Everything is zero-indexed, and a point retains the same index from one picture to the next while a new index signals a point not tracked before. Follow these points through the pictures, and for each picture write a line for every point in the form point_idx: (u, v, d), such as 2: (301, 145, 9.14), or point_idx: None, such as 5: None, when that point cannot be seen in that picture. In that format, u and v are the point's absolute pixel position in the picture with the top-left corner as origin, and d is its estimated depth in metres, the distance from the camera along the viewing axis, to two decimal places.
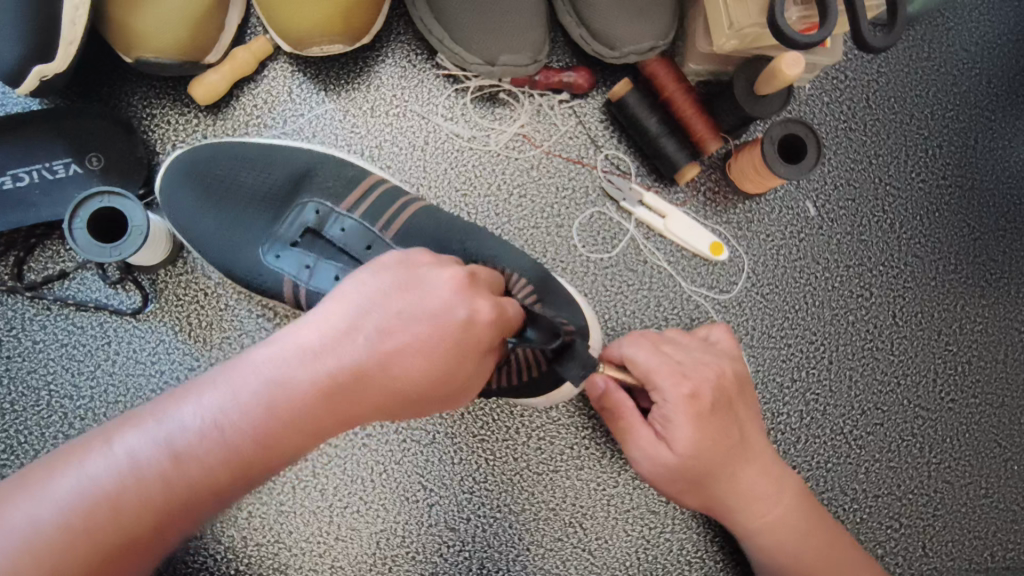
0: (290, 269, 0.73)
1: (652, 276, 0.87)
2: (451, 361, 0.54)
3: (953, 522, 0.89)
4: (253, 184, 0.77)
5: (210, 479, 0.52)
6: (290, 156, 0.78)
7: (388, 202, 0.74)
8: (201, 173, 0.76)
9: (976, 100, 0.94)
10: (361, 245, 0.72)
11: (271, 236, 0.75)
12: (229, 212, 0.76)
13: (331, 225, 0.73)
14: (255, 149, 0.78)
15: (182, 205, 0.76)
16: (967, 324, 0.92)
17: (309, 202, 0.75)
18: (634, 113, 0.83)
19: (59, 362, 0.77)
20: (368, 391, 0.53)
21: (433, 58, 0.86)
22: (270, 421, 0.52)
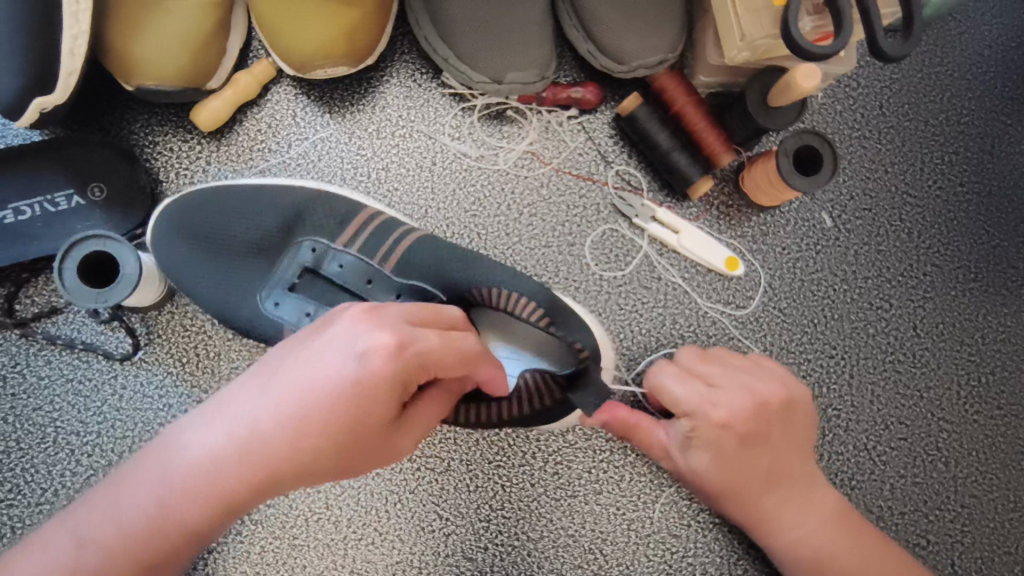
0: (290, 317, 0.72)
1: (666, 293, 0.86)
2: (347, 412, 0.52)
3: (982, 538, 0.87)
4: (245, 230, 0.74)
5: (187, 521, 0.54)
6: (281, 195, 0.75)
7: (387, 232, 0.73)
8: (193, 227, 0.74)
9: (991, 105, 0.92)
10: (360, 279, 0.72)
11: (268, 281, 0.73)
12: (223, 263, 0.74)
13: (328, 263, 0.73)
14: (244, 194, 0.76)
15: (175, 262, 0.73)
16: (990, 334, 0.90)
17: (302, 242, 0.74)
18: (645, 128, 0.82)
19: (65, 398, 0.76)
20: (300, 431, 0.52)
21: (438, 77, 0.84)
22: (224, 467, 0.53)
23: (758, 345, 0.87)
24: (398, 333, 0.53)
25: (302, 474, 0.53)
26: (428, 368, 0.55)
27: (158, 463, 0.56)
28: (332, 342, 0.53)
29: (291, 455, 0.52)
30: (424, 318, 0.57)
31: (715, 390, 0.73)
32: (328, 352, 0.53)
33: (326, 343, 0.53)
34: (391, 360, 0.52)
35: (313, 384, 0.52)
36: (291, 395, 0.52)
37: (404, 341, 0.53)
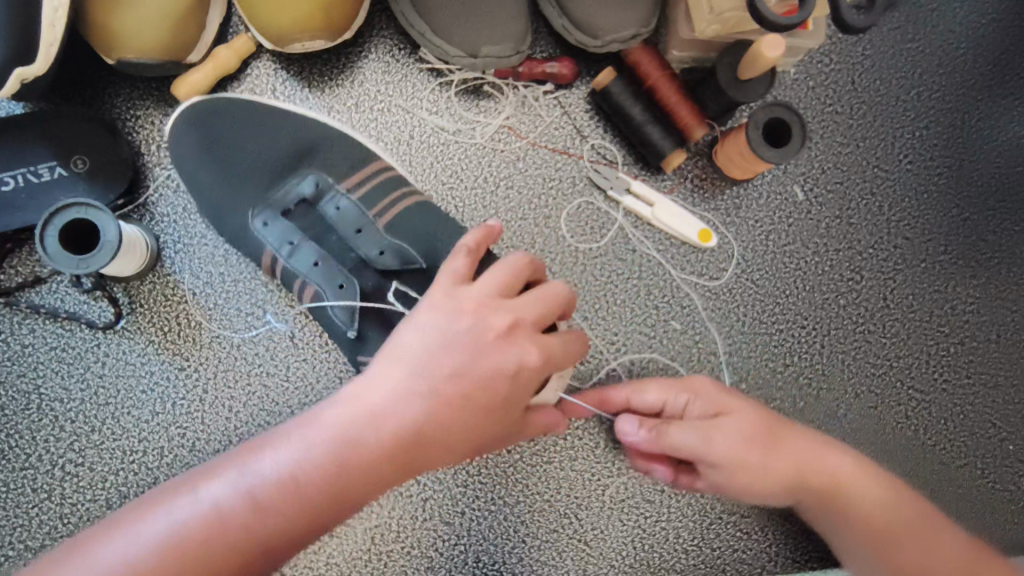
0: (273, 240, 0.75)
1: (641, 265, 0.87)
2: (475, 410, 0.58)
3: (950, 504, 0.89)
4: (258, 150, 0.78)
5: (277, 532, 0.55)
6: (301, 127, 0.79)
7: (386, 191, 0.77)
8: (209, 129, 0.78)
9: (962, 81, 0.94)
10: (352, 228, 0.75)
11: (268, 199, 0.77)
12: (227, 170, 0.78)
13: (326, 203, 0.76)
14: (268, 114, 0.80)
15: (181, 152, 0.78)
16: (960, 305, 0.91)
17: (308, 175, 0.77)
18: (618, 102, 0.83)
19: (50, 365, 0.78)
20: (432, 403, 0.57)
21: (416, 53, 0.86)
22: (308, 482, 0.55)
23: (730, 315, 0.88)
24: (506, 312, 0.59)
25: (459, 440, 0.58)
26: (533, 328, 0.60)
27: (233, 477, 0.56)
28: (452, 334, 0.58)
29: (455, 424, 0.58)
30: (506, 286, 0.61)
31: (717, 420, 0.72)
32: (445, 342, 0.58)
33: (445, 331, 0.58)
34: (529, 339, 0.59)
35: (443, 356, 0.58)
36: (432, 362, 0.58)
37: (494, 315, 0.59)
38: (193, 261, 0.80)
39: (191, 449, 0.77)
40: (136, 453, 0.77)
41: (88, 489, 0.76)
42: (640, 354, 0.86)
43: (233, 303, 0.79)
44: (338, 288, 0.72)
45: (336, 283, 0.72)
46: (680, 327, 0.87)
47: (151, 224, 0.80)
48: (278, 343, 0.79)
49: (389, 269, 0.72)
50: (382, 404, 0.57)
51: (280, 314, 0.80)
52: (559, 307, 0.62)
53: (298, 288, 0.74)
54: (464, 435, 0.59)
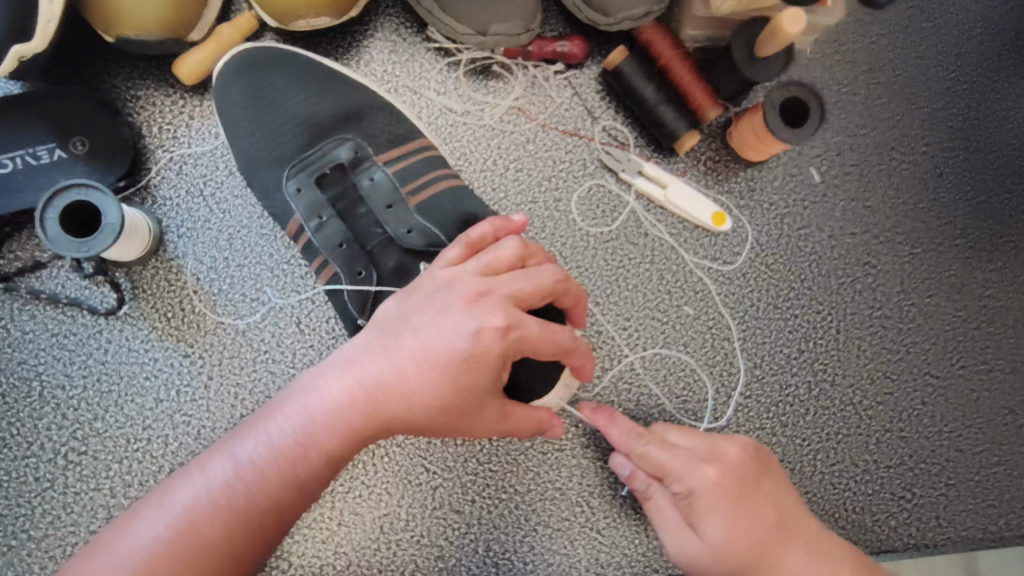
0: (301, 206, 0.73)
1: (653, 249, 0.85)
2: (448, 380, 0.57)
3: (967, 491, 0.88)
4: (299, 107, 0.76)
5: (265, 493, 0.58)
6: (345, 89, 0.77)
7: (421, 168, 0.75)
8: (255, 78, 0.76)
9: (981, 61, 0.92)
10: (382, 202, 0.73)
11: (302, 159, 0.75)
12: (266, 123, 0.76)
13: (362, 172, 0.75)
14: (315, 71, 0.77)
15: (222, 97, 0.76)
16: (977, 290, 0.90)
17: (348, 140, 0.76)
18: (630, 82, 0.81)
19: (51, 351, 0.76)
20: (393, 362, 0.58)
21: (423, 32, 0.84)
22: (289, 444, 0.59)
23: (744, 301, 0.87)
24: (478, 282, 0.59)
25: (436, 410, 0.58)
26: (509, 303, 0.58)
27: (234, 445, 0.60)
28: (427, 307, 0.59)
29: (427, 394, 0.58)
30: (491, 264, 0.60)
31: (699, 526, 0.67)
32: (414, 309, 0.59)
33: (416, 300, 0.60)
34: (495, 308, 0.57)
35: (407, 321, 0.59)
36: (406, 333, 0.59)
37: (467, 287, 0.58)
38: (197, 245, 0.78)
39: (196, 437, 0.76)
40: (140, 442, 0.75)
41: (92, 478, 0.75)
42: (653, 340, 0.85)
43: (239, 288, 0.78)
44: (355, 273, 0.71)
45: (355, 267, 0.71)
46: (693, 313, 0.86)
47: (153, 208, 0.78)
48: (284, 330, 0.78)
49: (414, 249, 0.71)
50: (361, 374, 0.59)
51: (285, 299, 0.78)
52: (540, 283, 0.59)
53: (318, 262, 0.73)
54: (442, 407, 0.58)
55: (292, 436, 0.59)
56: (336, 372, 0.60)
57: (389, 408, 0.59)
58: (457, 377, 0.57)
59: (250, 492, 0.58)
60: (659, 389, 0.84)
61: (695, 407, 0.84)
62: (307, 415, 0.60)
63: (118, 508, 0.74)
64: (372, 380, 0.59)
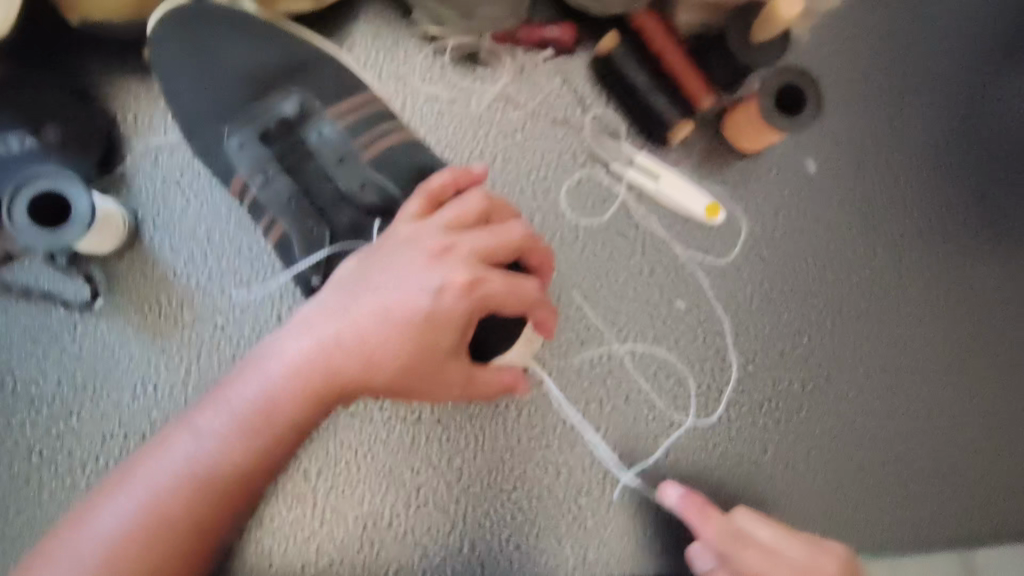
0: (245, 165, 0.71)
1: (645, 242, 0.83)
2: (412, 336, 0.57)
3: (963, 489, 0.86)
4: (243, 61, 0.74)
5: (230, 463, 0.57)
6: (293, 45, 0.75)
7: (370, 123, 0.73)
8: (197, 32, 0.73)
9: (984, 48, 0.89)
10: (332, 159, 0.71)
11: (244, 116, 0.73)
12: (209, 78, 0.74)
13: (310, 128, 0.72)
14: (261, 26, 0.74)
15: (164, 54, 0.73)
16: (977, 284, 0.88)
17: (296, 94, 0.73)
18: (620, 68, 0.80)
19: (24, 346, 0.74)
20: (356, 324, 0.57)
21: (408, 16, 0.81)
22: (252, 412, 0.57)
23: (739, 295, 0.85)
24: (440, 238, 0.59)
25: (401, 368, 0.58)
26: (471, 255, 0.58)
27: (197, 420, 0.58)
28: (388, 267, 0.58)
29: (390, 354, 0.57)
30: (451, 220, 0.60)
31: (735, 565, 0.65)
32: (374, 268, 0.59)
33: (377, 258, 0.59)
34: (458, 265, 0.58)
35: (369, 279, 0.58)
36: (368, 293, 0.58)
37: (429, 242, 0.59)
38: (173, 237, 0.76)
39: None
40: (117, 438, 0.74)
41: (67, 475, 0.73)
42: (643, 335, 0.83)
43: (217, 281, 0.76)
44: (308, 232, 0.69)
45: (306, 225, 0.69)
46: (685, 307, 0.83)
47: (128, 198, 0.76)
48: (264, 324, 0.76)
49: (369, 206, 0.69)
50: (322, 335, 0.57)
51: (266, 293, 0.76)
52: (501, 238, 0.60)
53: (266, 223, 0.71)
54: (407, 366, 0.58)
55: (255, 404, 0.58)
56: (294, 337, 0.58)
57: (352, 373, 0.57)
58: (420, 334, 0.57)
59: (217, 462, 0.57)
60: (650, 385, 0.82)
61: (686, 403, 0.82)
62: (267, 382, 0.58)
63: None
64: (332, 345, 0.57)
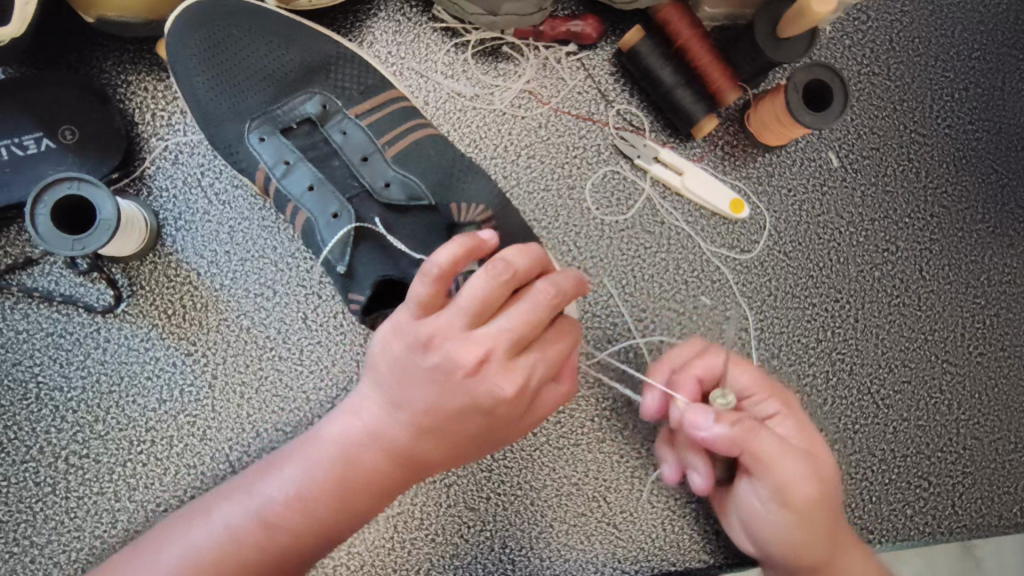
0: (268, 158, 0.70)
1: (669, 237, 0.83)
2: (468, 422, 0.56)
3: (983, 478, 0.87)
4: (263, 60, 0.72)
5: (287, 548, 0.60)
6: (313, 40, 0.73)
7: (399, 118, 0.72)
8: (211, 31, 0.71)
9: (1003, 39, 0.89)
10: (357, 155, 0.70)
11: (266, 114, 0.71)
12: (228, 79, 0.72)
13: (332, 126, 0.71)
14: (280, 23, 0.73)
15: (177, 54, 0.71)
16: (996, 275, 0.88)
17: (315, 95, 0.72)
18: (647, 63, 0.78)
19: (47, 352, 0.73)
20: (410, 427, 0.57)
21: (429, 11, 0.80)
22: (317, 489, 0.60)
23: (763, 290, 0.85)
24: (470, 345, 0.52)
25: (461, 446, 0.59)
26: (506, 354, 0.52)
27: (258, 492, 0.61)
28: (422, 360, 0.53)
29: (448, 437, 0.57)
30: (474, 312, 0.52)
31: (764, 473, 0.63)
32: (412, 359, 0.54)
33: (411, 349, 0.53)
34: (501, 372, 0.53)
35: (410, 384, 0.55)
36: (413, 385, 0.55)
37: (460, 352, 0.52)
38: (196, 239, 0.74)
39: (201, 438, 0.73)
40: (144, 443, 0.73)
41: (94, 482, 0.72)
42: (670, 331, 0.82)
43: (242, 283, 0.75)
44: (331, 217, 0.67)
45: (329, 210, 0.67)
46: (710, 303, 0.83)
47: (149, 200, 0.74)
48: (290, 325, 0.75)
49: (393, 202, 0.68)
50: (381, 418, 0.59)
51: (291, 294, 0.75)
52: (536, 324, 0.53)
53: (290, 210, 0.69)
54: (466, 442, 0.58)
55: (318, 485, 0.60)
56: (354, 432, 0.60)
57: (411, 464, 0.60)
58: (480, 430, 0.57)
59: (276, 547, 0.59)
60: None
61: None
62: (326, 467, 0.60)
63: (124, 512, 0.72)
64: (391, 442, 0.59)
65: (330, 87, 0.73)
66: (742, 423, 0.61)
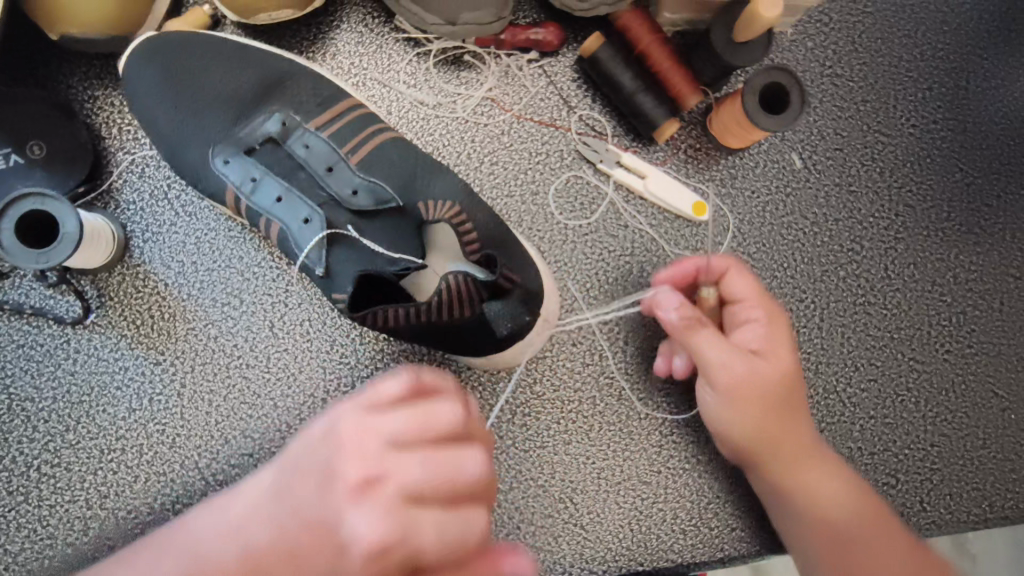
0: (235, 176, 0.71)
1: (634, 241, 0.84)
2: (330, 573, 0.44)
3: (951, 475, 0.87)
4: (220, 84, 0.74)
5: None
6: (269, 59, 0.75)
7: (361, 126, 0.72)
8: (167, 62, 0.73)
9: (966, 38, 0.90)
10: (321, 166, 0.71)
11: (228, 139, 0.73)
12: (190, 106, 0.74)
13: (293, 141, 0.72)
14: (231, 47, 0.74)
15: (138, 88, 0.73)
16: (962, 273, 0.89)
17: (274, 112, 0.73)
18: (607, 69, 0.79)
19: (18, 363, 0.74)
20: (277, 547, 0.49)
21: (391, 21, 0.81)
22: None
23: None
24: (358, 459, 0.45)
25: None
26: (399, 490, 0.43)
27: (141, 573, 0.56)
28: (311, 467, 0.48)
29: None
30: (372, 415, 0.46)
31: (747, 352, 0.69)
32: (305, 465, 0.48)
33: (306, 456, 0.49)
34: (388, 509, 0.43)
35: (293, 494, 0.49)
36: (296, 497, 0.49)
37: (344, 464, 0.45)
38: (164, 250, 0.76)
39: (171, 446, 0.74)
40: (115, 452, 0.74)
41: (66, 490, 0.73)
42: (635, 334, 0.83)
43: (209, 292, 0.76)
44: (303, 222, 0.69)
45: (300, 216, 0.69)
46: None
47: (117, 213, 0.76)
48: (257, 334, 0.76)
49: (361, 209, 0.69)
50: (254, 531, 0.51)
51: (258, 303, 0.76)
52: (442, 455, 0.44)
53: (263, 223, 0.71)
54: None
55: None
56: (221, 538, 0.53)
57: None
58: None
59: None
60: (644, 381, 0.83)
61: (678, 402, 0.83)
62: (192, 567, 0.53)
63: (95, 519, 0.73)
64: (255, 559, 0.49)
65: (289, 101, 0.73)
66: (692, 319, 0.68)
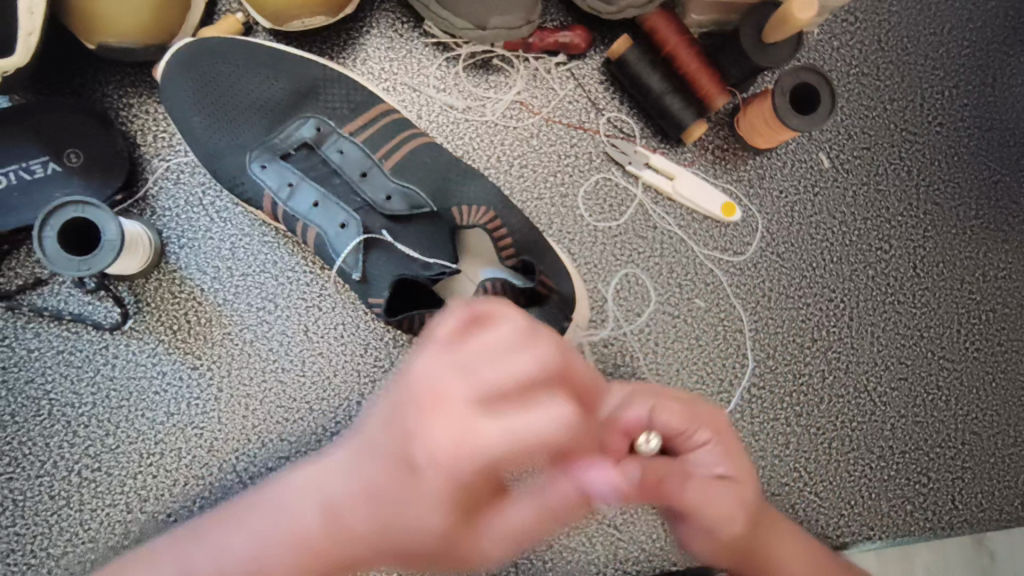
0: (272, 182, 0.72)
1: (663, 242, 0.84)
2: None
3: (982, 473, 0.87)
4: (255, 90, 0.74)
5: None
6: (301, 65, 0.75)
7: (393, 130, 0.73)
8: (201, 66, 0.73)
9: (992, 36, 0.90)
10: (356, 171, 0.72)
11: (265, 144, 0.74)
12: (224, 111, 0.74)
13: (329, 146, 0.73)
14: (263, 52, 0.75)
15: (172, 92, 0.73)
16: (991, 271, 0.89)
17: (309, 118, 0.74)
18: (635, 71, 0.79)
19: (58, 369, 0.75)
20: None
21: (420, 26, 0.82)
22: None
23: (757, 291, 0.86)
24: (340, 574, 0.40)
25: None
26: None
27: None
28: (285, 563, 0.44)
29: None
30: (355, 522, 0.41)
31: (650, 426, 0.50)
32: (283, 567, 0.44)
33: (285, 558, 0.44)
34: None
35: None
36: None
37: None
38: (199, 256, 0.77)
39: (209, 450, 0.75)
40: (153, 456, 0.75)
41: (106, 494, 0.74)
42: (665, 334, 0.84)
43: (244, 297, 0.77)
44: (339, 228, 0.70)
45: (336, 223, 0.70)
46: (704, 305, 0.84)
47: (153, 219, 0.77)
48: (292, 337, 0.77)
49: (395, 213, 0.70)
50: None
51: (292, 307, 0.77)
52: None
53: (299, 229, 0.72)
54: None
55: None
56: None
57: None
58: None
59: None
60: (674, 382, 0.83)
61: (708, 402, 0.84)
62: None
63: (136, 522, 0.74)
64: None
65: (321, 109, 0.74)
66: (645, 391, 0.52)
